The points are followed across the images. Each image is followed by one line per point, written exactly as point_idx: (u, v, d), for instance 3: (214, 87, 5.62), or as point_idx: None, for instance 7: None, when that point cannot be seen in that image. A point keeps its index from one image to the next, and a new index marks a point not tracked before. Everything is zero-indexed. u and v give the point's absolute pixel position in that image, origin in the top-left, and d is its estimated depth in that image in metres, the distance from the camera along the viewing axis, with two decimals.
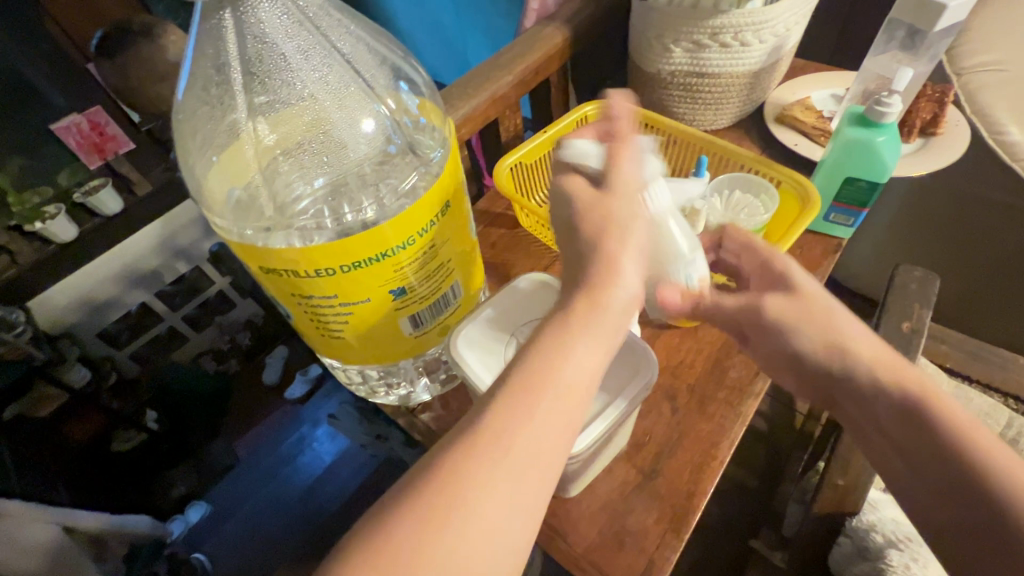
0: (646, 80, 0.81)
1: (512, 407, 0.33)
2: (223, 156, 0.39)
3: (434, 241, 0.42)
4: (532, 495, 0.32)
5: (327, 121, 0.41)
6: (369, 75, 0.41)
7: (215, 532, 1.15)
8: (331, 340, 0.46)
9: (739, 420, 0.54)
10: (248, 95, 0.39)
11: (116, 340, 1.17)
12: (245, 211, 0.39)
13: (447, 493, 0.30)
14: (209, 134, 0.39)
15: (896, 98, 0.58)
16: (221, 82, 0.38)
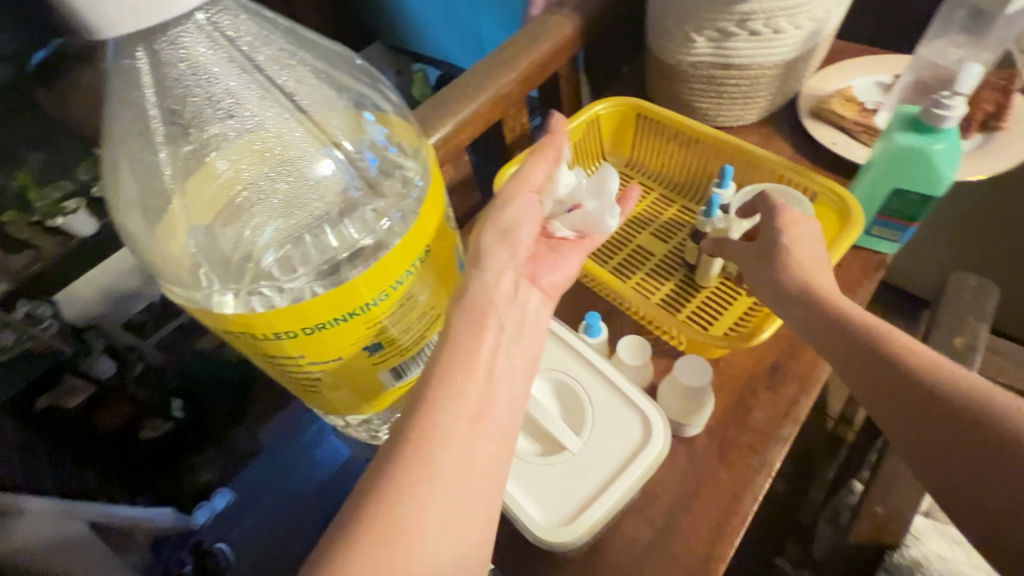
0: (665, 72, 0.73)
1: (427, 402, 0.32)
2: (156, 214, 0.34)
3: (414, 291, 0.37)
4: (471, 487, 0.31)
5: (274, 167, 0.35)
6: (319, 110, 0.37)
7: (239, 522, 0.88)
8: (309, 395, 0.42)
9: (764, 470, 0.48)
10: (176, 145, 0.34)
11: (141, 331, 0.95)
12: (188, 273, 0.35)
13: (381, 516, 0.29)
14: (136, 192, 0.34)
15: (960, 99, 0.48)
16: (144, 134, 0.33)
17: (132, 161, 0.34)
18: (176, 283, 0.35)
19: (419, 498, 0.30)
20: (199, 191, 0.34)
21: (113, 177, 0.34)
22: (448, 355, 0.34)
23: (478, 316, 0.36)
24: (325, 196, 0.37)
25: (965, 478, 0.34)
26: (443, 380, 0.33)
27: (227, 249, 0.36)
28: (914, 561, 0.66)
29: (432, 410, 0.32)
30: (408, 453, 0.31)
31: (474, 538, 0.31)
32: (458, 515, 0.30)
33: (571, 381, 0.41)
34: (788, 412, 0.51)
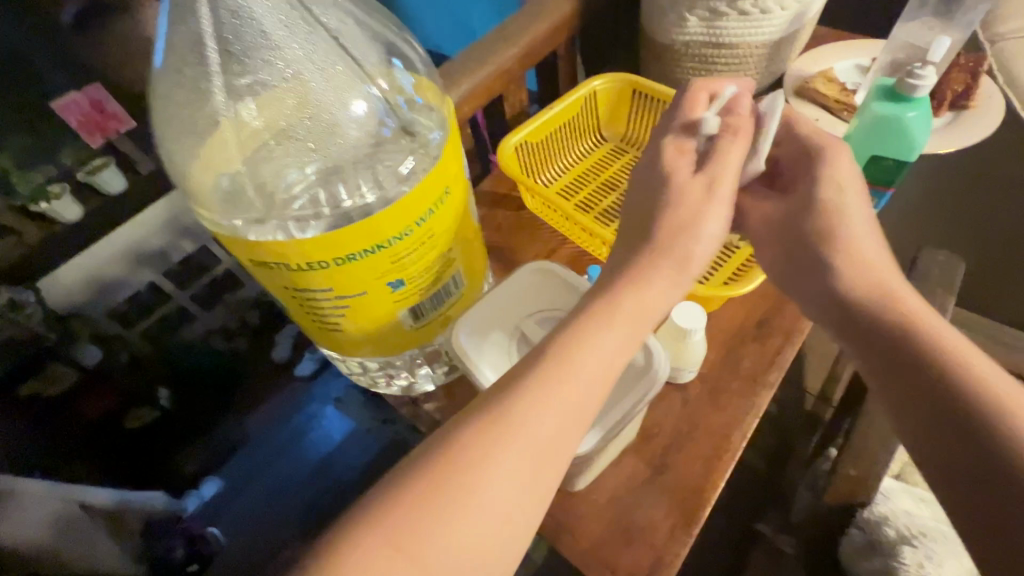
0: (659, 52, 0.76)
1: (534, 395, 0.35)
2: (207, 143, 0.37)
3: (432, 233, 0.40)
4: (541, 483, 0.34)
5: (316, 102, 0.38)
6: (358, 53, 0.39)
7: (228, 508, 0.97)
8: (330, 333, 0.44)
9: (752, 412, 0.52)
10: (227, 76, 0.36)
11: (126, 320, 0.90)
12: (232, 202, 0.37)
13: (451, 467, 0.33)
14: (186, 119, 0.37)
15: (931, 69, 0.53)
16: (197, 64, 0.35)
17: (185, 91, 0.36)
18: (212, 208, 0.37)
19: (493, 462, 0.33)
20: (243, 121, 0.37)
21: (165, 104, 0.36)
22: (551, 359, 0.37)
23: (605, 315, 0.39)
24: (359, 135, 0.39)
25: (922, 401, 0.39)
26: (562, 363, 0.37)
27: (264, 181, 0.39)
28: (882, 514, 0.69)
29: (543, 388, 0.36)
30: (497, 425, 0.34)
31: (526, 522, 0.34)
32: (531, 482, 0.34)
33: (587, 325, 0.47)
34: (774, 360, 0.55)
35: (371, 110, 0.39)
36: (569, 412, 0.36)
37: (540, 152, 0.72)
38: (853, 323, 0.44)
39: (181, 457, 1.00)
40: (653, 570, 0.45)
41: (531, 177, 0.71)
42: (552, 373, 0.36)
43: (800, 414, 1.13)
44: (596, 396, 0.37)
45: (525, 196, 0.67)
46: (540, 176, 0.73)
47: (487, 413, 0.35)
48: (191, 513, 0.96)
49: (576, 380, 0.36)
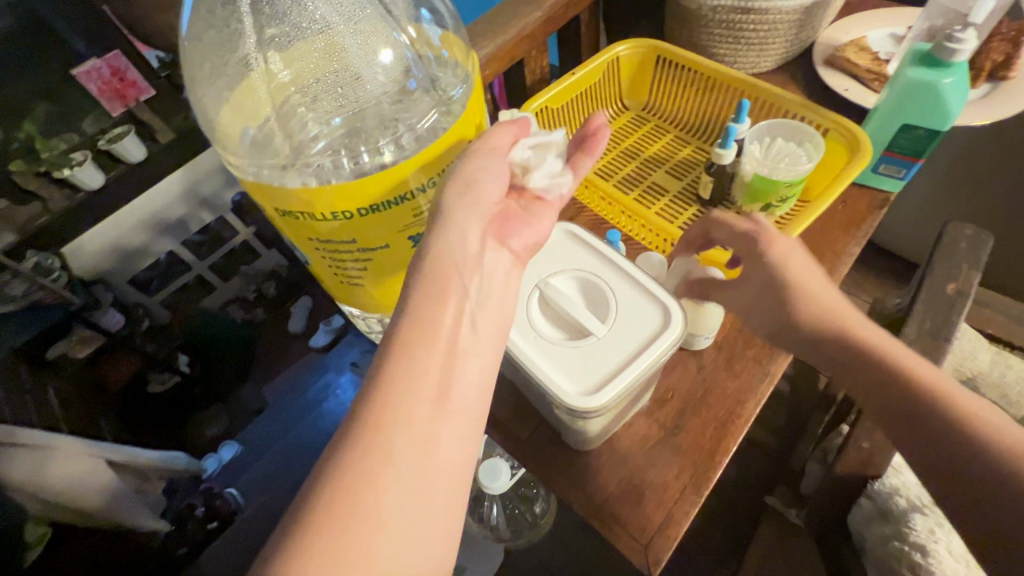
0: (684, 17, 0.74)
1: (386, 398, 0.32)
2: (235, 88, 0.37)
3: (454, 186, 0.40)
4: (437, 479, 0.32)
5: (341, 50, 0.37)
6: (387, 1, 0.39)
7: (246, 469, 1.05)
8: (353, 289, 0.45)
9: (766, 379, 0.52)
10: (256, 19, 0.36)
11: (146, 288, 0.95)
12: (257, 148, 0.38)
13: (339, 505, 0.29)
14: (217, 63, 0.37)
15: (971, 33, 0.51)
16: (230, 6, 0.36)
17: (217, 34, 0.37)
18: (239, 153, 0.37)
19: (376, 487, 0.30)
20: (272, 67, 0.37)
21: (199, 45, 0.37)
22: (403, 346, 0.34)
23: (439, 290, 0.36)
24: (385, 85, 0.39)
25: (937, 460, 0.37)
26: (402, 373, 0.33)
27: (291, 129, 0.39)
28: (893, 486, 0.69)
29: (388, 408, 0.32)
30: (366, 442, 0.31)
31: (436, 526, 0.32)
32: (418, 503, 0.31)
33: (595, 278, 0.45)
34: None
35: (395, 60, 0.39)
36: (426, 420, 0.33)
37: (561, 121, 0.71)
38: (860, 378, 0.42)
39: (201, 422, 1.05)
40: (664, 525, 0.46)
41: None
42: (389, 389, 0.33)
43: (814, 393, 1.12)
44: (456, 373, 0.35)
45: None
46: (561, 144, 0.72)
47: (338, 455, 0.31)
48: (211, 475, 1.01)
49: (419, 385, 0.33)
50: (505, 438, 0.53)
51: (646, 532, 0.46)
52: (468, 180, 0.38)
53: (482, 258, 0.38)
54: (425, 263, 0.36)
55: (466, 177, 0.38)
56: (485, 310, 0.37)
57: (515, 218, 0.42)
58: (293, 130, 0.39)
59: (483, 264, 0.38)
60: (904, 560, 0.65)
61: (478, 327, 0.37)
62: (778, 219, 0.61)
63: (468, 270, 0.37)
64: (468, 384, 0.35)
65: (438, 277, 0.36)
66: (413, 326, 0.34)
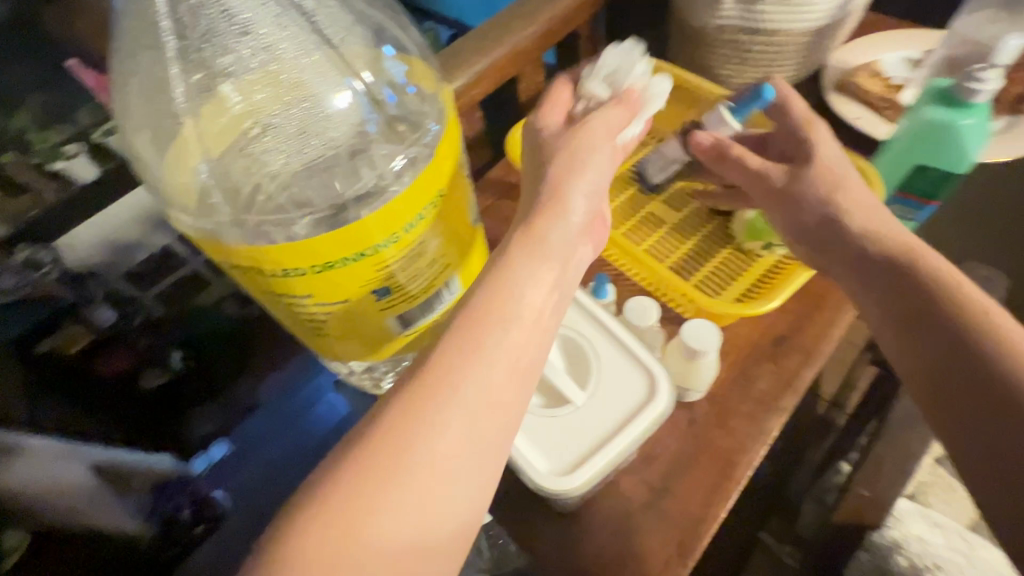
0: (689, 34, 0.70)
1: (466, 341, 0.34)
2: (170, 140, 0.34)
3: (423, 237, 0.36)
4: (492, 438, 0.32)
5: (291, 94, 0.34)
6: (340, 37, 0.36)
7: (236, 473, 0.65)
8: (316, 339, 0.42)
9: (762, 438, 0.49)
10: (191, 66, 0.33)
11: None
12: (201, 202, 0.34)
13: (402, 433, 0.30)
14: (149, 116, 0.34)
15: (997, 72, 0.47)
16: (156, 51, 0.32)
17: (145, 81, 0.33)
18: (181, 209, 0.34)
19: (439, 424, 0.31)
20: (213, 116, 0.34)
21: (126, 93, 0.33)
22: (483, 300, 0.35)
23: (532, 255, 0.38)
24: (344, 129, 0.36)
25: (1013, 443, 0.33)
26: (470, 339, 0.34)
27: (237, 179, 0.35)
28: (894, 540, 0.66)
29: (450, 370, 0.32)
30: (439, 379, 0.32)
31: (476, 481, 0.32)
32: (470, 456, 0.31)
33: (576, 336, 0.42)
34: (791, 382, 0.51)
35: (351, 103, 0.36)
36: (484, 391, 0.33)
37: None
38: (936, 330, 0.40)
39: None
40: None
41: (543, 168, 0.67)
42: (453, 353, 0.33)
43: (814, 420, 1.08)
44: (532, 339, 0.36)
45: None
46: None
47: (392, 405, 0.32)
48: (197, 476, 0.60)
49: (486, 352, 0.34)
50: None
51: None
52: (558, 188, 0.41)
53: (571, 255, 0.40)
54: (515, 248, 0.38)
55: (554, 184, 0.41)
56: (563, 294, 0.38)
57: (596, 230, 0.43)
58: (240, 181, 0.35)
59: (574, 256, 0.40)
60: None
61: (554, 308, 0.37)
62: (780, 258, 0.58)
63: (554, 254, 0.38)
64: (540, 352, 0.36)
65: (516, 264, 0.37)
66: (495, 288, 0.36)
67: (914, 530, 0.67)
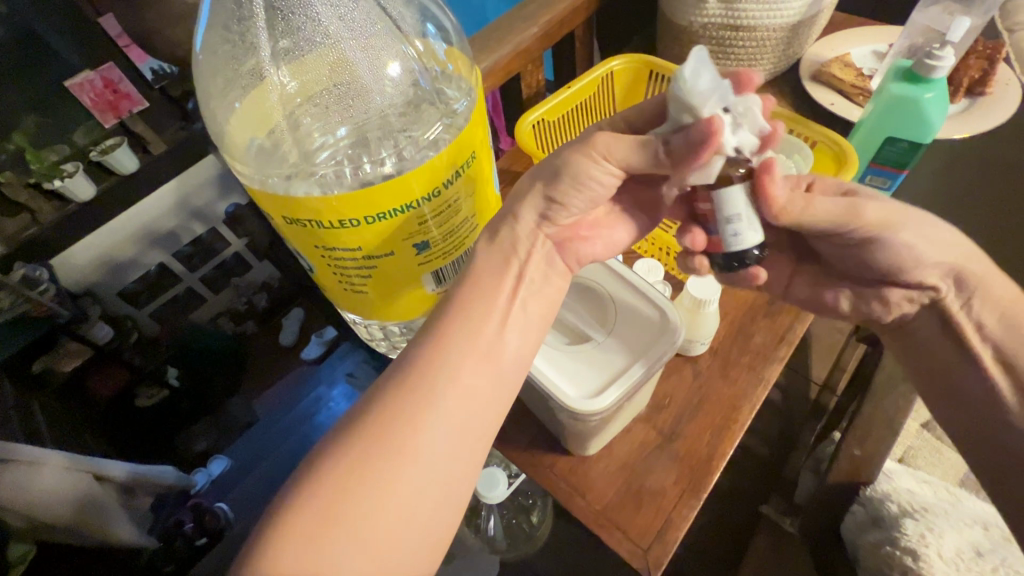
0: (676, 33, 0.77)
1: (439, 349, 0.38)
2: (246, 101, 0.38)
3: (457, 196, 0.41)
4: (469, 429, 0.37)
5: (350, 64, 0.39)
6: (396, 14, 0.40)
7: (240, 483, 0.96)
8: (354, 296, 0.46)
9: (761, 385, 0.53)
10: (270, 34, 0.38)
11: (135, 300, 1.04)
12: (268, 158, 0.39)
13: (389, 429, 0.35)
14: (230, 73, 0.39)
15: (949, 51, 0.54)
16: (243, 18, 0.37)
17: (231, 46, 0.38)
18: (247, 160, 0.38)
19: (423, 420, 0.36)
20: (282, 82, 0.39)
21: (213, 56, 0.38)
22: (458, 310, 0.39)
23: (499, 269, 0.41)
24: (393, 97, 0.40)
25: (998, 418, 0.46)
26: (433, 363, 0.37)
27: (298, 138, 0.40)
28: (884, 492, 0.70)
29: (415, 396, 0.36)
30: (418, 381, 0.37)
31: (457, 464, 0.36)
32: (452, 443, 0.36)
33: (598, 291, 0.46)
34: (785, 336, 0.56)
35: (400, 74, 0.41)
36: (450, 410, 0.36)
37: (557, 132, 0.73)
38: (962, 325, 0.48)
39: (188, 437, 1.00)
40: (662, 532, 0.47)
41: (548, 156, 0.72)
42: (417, 377, 0.37)
43: (806, 403, 1.13)
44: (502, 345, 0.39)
45: None
46: None
47: (363, 423, 0.36)
48: (200, 488, 0.93)
49: (446, 376, 0.37)
50: (506, 443, 0.53)
51: (646, 537, 0.47)
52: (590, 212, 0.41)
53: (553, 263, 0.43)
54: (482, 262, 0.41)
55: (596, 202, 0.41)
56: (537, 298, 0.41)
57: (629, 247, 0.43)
58: (300, 140, 0.40)
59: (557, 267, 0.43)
60: (896, 565, 0.66)
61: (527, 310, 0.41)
62: None
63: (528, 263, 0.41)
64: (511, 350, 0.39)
65: (488, 288, 0.40)
66: (467, 299, 0.39)
67: (901, 485, 0.72)
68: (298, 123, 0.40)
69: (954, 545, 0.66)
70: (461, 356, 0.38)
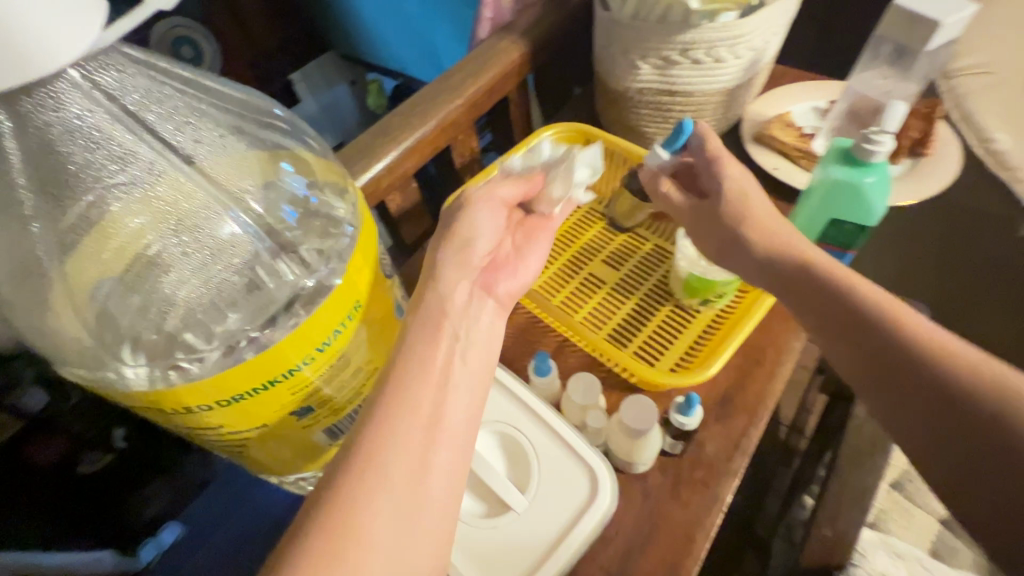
0: (611, 97, 0.73)
1: (390, 410, 0.35)
2: (43, 295, 0.31)
3: (343, 351, 0.35)
4: (435, 491, 0.34)
5: (178, 228, 0.32)
6: (233, 163, 0.34)
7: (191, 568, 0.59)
8: (237, 457, 0.39)
9: (716, 506, 0.48)
10: (56, 213, 0.30)
11: None
12: (91, 352, 0.32)
13: (337, 513, 0.31)
14: (9, 270, 0.30)
15: (888, 136, 0.50)
16: (14, 204, 0.29)
17: (5, 238, 0.30)
18: (74, 363, 0.32)
19: (374, 495, 0.32)
20: (85, 264, 0.31)
21: None
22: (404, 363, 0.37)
23: (431, 326, 0.39)
24: (235, 259, 0.33)
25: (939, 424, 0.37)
26: (380, 442, 0.34)
27: (127, 326, 0.32)
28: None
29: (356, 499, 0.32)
30: (371, 448, 0.33)
31: (422, 538, 0.33)
32: (414, 522, 0.33)
33: (524, 441, 0.48)
34: (739, 443, 0.51)
35: (244, 228, 0.33)
36: (405, 485, 0.33)
37: None
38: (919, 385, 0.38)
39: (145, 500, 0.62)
40: None
41: None
42: (361, 464, 0.33)
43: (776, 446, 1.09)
44: (453, 395, 0.37)
45: None
46: None
47: (312, 531, 0.31)
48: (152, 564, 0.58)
49: (390, 464, 0.33)
50: None
51: None
52: (460, 240, 0.43)
53: (469, 310, 0.41)
54: (416, 314, 0.40)
55: (459, 236, 0.43)
56: (470, 348, 0.40)
57: (504, 268, 0.46)
58: (126, 327, 0.32)
59: (469, 313, 0.41)
60: None
61: (466, 362, 0.39)
62: (718, 311, 0.59)
63: (451, 316, 0.40)
64: (459, 416, 0.37)
65: (418, 359, 0.37)
66: (406, 362, 0.37)
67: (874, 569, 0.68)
68: (117, 302, 0.32)
69: None
70: (406, 431, 0.34)
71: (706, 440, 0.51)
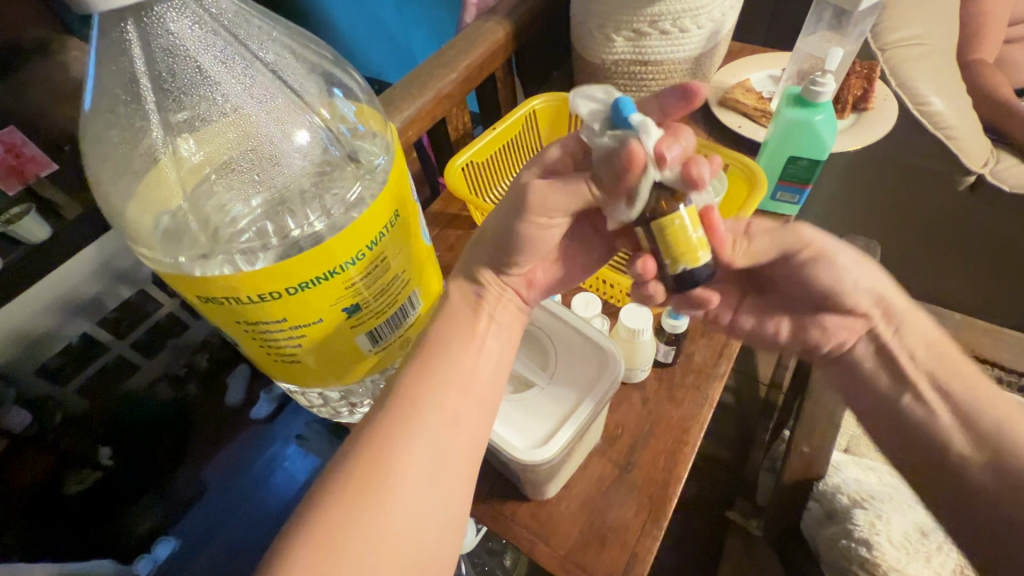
0: (589, 70, 0.81)
1: (427, 377, 0.40)
2: (145, 184, 0.37)
3: (384, 254, 0.40)
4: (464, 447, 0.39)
5: (255, 134, 0.39)
6: (299, 84, 0.40)
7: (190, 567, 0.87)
8: (285, 365, 0.43)
9: (706, 404, 0.55)
10: (164, 113, 0.37)
11: (58, 375, 0.80)
12: (172, 237, 0.38)
13: (374, 452, 0.37)
14: (122, 161, 0.37)
15: (829, 78, 0.59)
16: (132, 102, 0.36)
17: (121, 131, 0.36)
18: (155, 245, 0.37)
19: (410, 445, 0.37)
20: (179, 162, 0.38)
21: (102, 146, 0.36)
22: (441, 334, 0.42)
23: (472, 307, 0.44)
24: (304, 164, 0.40)
25: None
26: (414, 408, 0.39)
27: (212, 215, 0.39)
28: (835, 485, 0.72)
29: (382, 455, 0.37)
30: (407, 404, 0.39)
31: (452, 479, 0.38)
32: (442, 469, 0.38)
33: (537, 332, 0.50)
34: (722, 352, 0.58)
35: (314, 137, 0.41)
36: (440, 441, 0.38)
37: (486, 172, 0.74)
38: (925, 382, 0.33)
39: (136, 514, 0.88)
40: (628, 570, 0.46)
41: (479, 195, 0.73)
42: (397, 422, 0.38)
43: (756, 402, 1.16)
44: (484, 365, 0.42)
45: (474, 214, 0.69)
46: (488, 195, 0.75)
47: (349, 471, 0.36)
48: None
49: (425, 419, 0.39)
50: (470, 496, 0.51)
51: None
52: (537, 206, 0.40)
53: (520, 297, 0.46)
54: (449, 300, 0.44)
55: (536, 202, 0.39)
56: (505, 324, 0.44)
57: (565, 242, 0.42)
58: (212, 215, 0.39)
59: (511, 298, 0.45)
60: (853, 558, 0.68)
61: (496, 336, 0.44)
62: None
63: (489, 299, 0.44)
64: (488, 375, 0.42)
65: (458, 335, 0.42)
66: (440, 337, 0.42)
67: (849, 476, 0.75)
68: (205, 194, 0.39)
69: (902, 529, 0.69)
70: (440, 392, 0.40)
71: (694, 351, 0.58)
